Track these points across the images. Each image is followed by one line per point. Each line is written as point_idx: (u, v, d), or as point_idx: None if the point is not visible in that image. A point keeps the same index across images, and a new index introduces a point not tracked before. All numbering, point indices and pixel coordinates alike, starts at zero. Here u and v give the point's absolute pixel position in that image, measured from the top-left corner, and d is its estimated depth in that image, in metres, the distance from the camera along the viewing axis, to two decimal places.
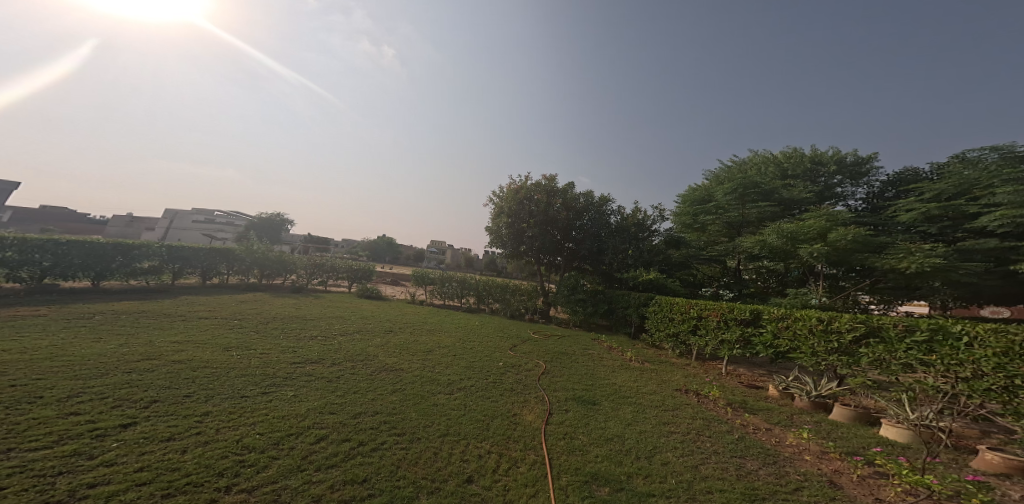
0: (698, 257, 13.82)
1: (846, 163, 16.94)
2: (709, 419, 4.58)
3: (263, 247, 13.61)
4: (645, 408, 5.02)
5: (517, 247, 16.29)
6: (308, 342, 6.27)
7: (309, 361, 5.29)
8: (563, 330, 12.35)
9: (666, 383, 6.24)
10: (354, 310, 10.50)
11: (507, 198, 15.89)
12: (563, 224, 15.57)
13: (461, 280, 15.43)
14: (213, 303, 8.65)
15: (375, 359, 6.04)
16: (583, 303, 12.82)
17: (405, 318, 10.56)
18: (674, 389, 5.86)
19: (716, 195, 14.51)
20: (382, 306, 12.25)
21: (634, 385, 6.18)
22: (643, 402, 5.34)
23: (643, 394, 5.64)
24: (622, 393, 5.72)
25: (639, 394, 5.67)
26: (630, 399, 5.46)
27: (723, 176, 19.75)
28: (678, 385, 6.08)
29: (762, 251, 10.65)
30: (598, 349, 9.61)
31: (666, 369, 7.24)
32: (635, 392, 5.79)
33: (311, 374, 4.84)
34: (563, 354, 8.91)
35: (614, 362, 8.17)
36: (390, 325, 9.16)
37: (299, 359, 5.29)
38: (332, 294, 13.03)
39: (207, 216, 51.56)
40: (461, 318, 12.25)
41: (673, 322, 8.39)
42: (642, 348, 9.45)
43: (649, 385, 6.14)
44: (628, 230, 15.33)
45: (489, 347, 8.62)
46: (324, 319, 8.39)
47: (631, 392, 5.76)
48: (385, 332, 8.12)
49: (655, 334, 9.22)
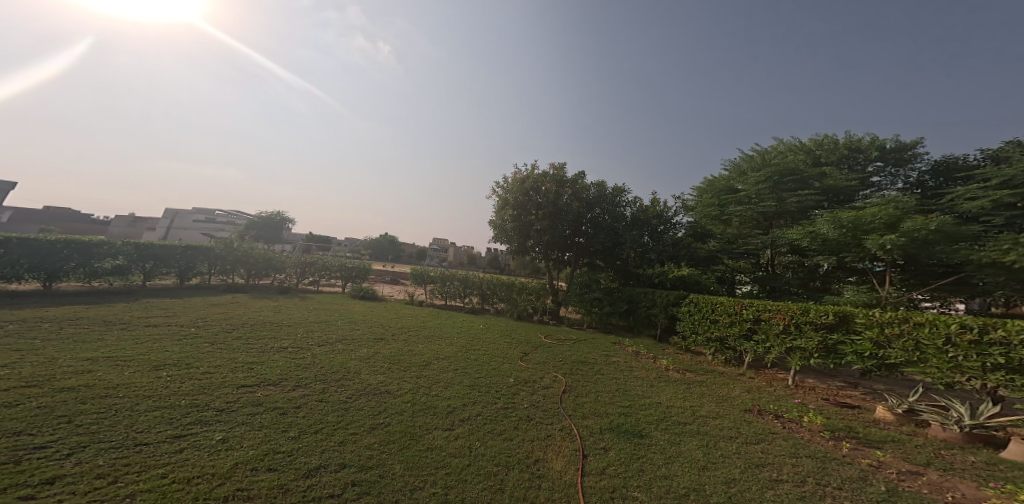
0: (727, 251, 12.49)
1: (887, 149, 15.47)
2: (819, 458, 3.29)
3: (246, 244, 12.38)
4: (715, 441, 3.73)
5: (525, 242, 14.99)
6: (268, 353, 5.01)
7: (266, 381, 4.10)
8: (577, 333, 11.05)
9: (727, 401, 4.94)
10: (343, 313, 9.26)
11: (514, 188, 14.58)
12: (576, 216, 14.29)
13: (464, 278, 14.15)
14: (174, 305, 7.39)
15: (355, 377, 4.79)
16: (600, 301, 11.51)
17: (401, 322, 9.28)
18: (742, 410, 4.60)
19: (745, 185, 13.14)
20: (376, 308, 10.96)
21: (687, 405, 4.89)
22: (709, 432, 4.05)
23: (704, 420, 4.34)
24: (674, 420, 4.40)
25: (697, 420, 4.36)
26: (687, 428, 4.15)
27: (746, 166, 18.33)
28: (745, 403, 4.82)
29: (811, 242, 9.33)
30: (623, 354, 8.32)
31: (714, 382, 5.96)
32: (690, 416, 4.49)
33: (262, 401, 3.66)
34: (585, 362, 7.62)
35: (647, 370, 6.88)
36: (382, 330, 7.91)
37: (250, 379, 4.07)
38: (322, 295, 11.80)
39: (207, 215, 50.77)
40: (464, 321, 10.96)
41: (716, 324, 7.08)
42: (674, 353, 8.13)
43: (706, 404, 4.85)
44: (649, 222, 14.00)
45: (496, 357, 7.33)
46: (302, 325, 7.14)
47: (686, 416, 4.46)
48: (373, 341, 6.85)
49: (691, 337, 7.90)
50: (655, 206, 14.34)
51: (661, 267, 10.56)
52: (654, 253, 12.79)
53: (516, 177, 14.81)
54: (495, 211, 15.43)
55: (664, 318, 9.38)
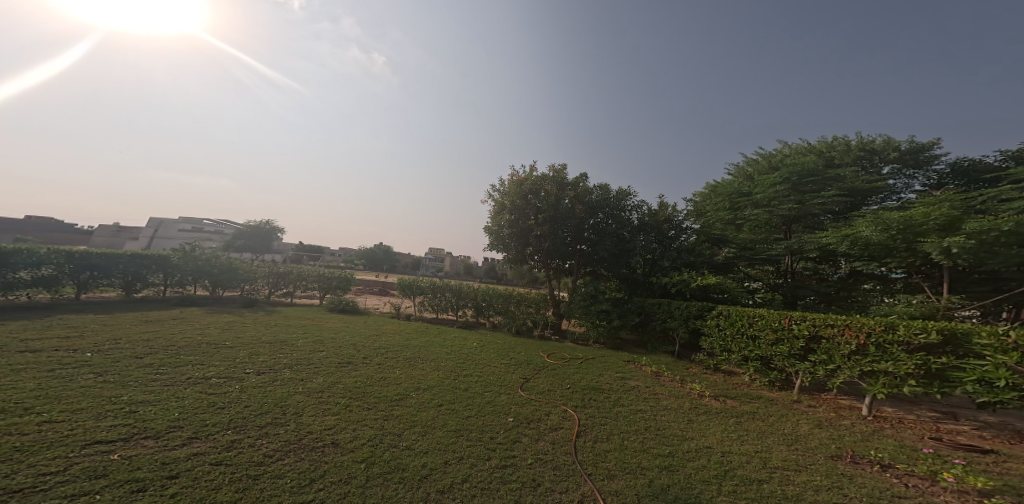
0: (746, 257, 11.29)
1: (906, 150, 13.93)
2: None
3: (210, 252, 11.06)
4: None
5: (522, 249, 13.76)
6: (174, 390, 3.66)
7: (126, 436, 2.71)
8: (583, 350, 9.75)
9: (800, 443, 3.88)
10: (313, 329, 7.91)
11: (511, 191, 13.40)
12: (579, 221, 13.10)
13: (456, 289, 12.86)
14: (94, 323, 6.06)
15: (286, 427, 3.43)
16: (608, 313, 10.21)
17: (379, 340, 7.91)
18: (828, 455, 3.60)
19: (760, 186, 11.99)
20: (355, 322, 9.59)
21: (750, 451, 3.77)
22: (798, 495, 3.01)
23: (783, 478, 3.24)
24: (739, 475, 3.32)
25: (774, 475, 3.30)
26: (771, 492, 3.05)
27: (754, 171, 17.10)
28: (827, 446, 3.79)
29: (849, 248, 8.08)
30: (642, 376, 7.00)
31: (771, 414, 4.73)
32: (762, 469, 3.42)
33: (98, 478, 2.29)
34: (598, 388, 6.30)
35: (678, 397, 5.56)
36: (352, 351, 6.56)
37: (109, 432, 2.75)
38: (294, 309, 10.44)
39: (195, 225, 49.27)
40: (455, 338, 9.62)
41: (757, 341, 5.81)
42: (703, 374, 6.83)
43: (775, 448, 3.79)
44: (658, 227, 12.81)
45: (490, 385, 6.02)
46: (251, 346, 5.81)
47: (757, 471, 3.38)
48: (334, 366, 5.48)
49: (721, 356, 6.65)
50: (665, 209, 13.15)
51: (676, 274, 9.25)
52: (668, 259, 11.57)
53: (512, 180, 13.66)
54: (491, 216, 14.23)
55: (685, 334, 8.11)
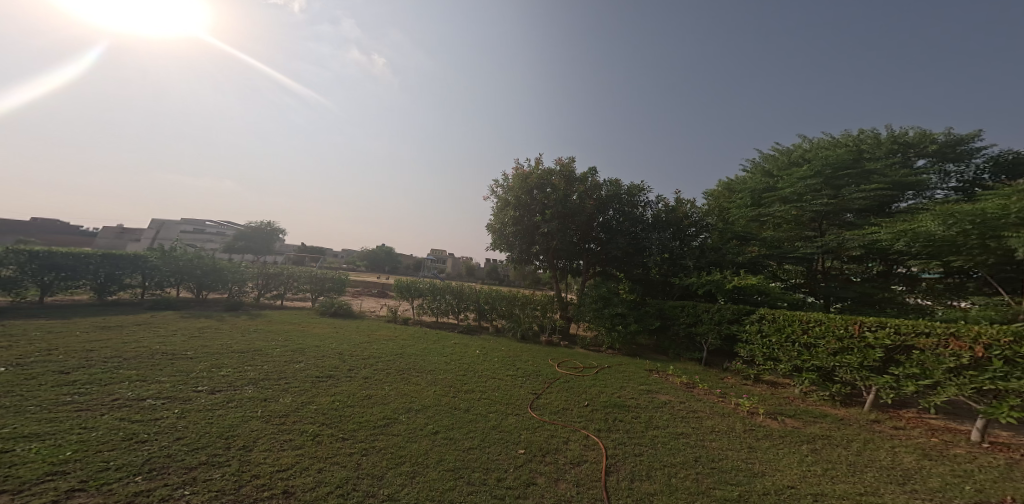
0: (778, 255, 10.07)
1: (942, 142, 12.46)
2: None
3: (193, 252, 10.28)
4: None
5: (528, 247, 12.86)
6: (82, 425, 2.80)
7: None
8: (596, 358, 8.82)
9: (918, 485, 2.99)
10: (297, 335, 7.08)
11: (516, 185, 12.52)
12: (589, 217, 12.17)
13: (457, 291, 11.99)
14: (36, 329, 5.24)
15: (223, 476, 2.56)
16: (624, 316, 9.23)
17: (369, 347, 7.05)
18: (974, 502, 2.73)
19: (787, 180, 10.95)
20: (346, 327, 8.74)
21: (851, 497, 2.88)
22: None
23: None
24: None
25: None
26: None
27: (771, 167, 15.96)
28: (960, 489, 2.89)
29: (906, 245, 7.07)
30: (671, 388, 6.09)
31: (851, 439, 3.81)
32: None
33: None
34: (623, 405, 5.39)
35: (724, 416, 4.64)
36: (336, 361, 5.71)
37: None
38: (281, 312, 9.61)
39: (196, 226, 48.87)
40: (456, 344, 8.74)
41: (816, 350, 4.89)
42: (743, 387, 5.90)
43: (889, 493, 2.90)
44: (677, 224, 11.67)
45: (496, 404, 5.14)
46: (216, 357, 4.98)
47: None
48: (310, 382, 4.60)
49: (766, 365, 5.72)
50: (682, 203, 12.08)
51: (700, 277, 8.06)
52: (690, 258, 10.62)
53: (517, 174, 12.79)
54: (494, 214, 13.35)
55: (716, 340, 7.16)
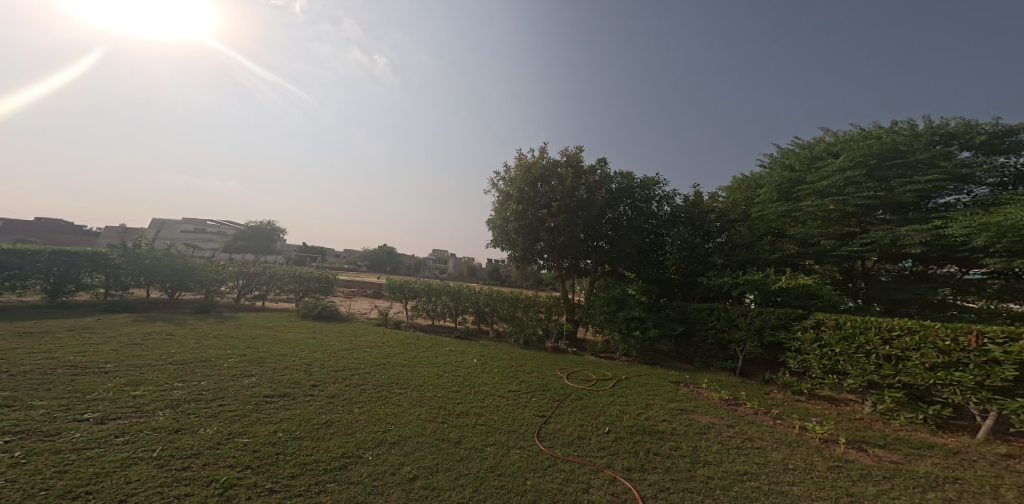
0: (815, 254, 8.90)
1: (990, 133, 11.02)
2: None
3: (161, 250, 9.35)
4: None
5: (532, 245, 11.81)
6: None
7: None
8: (610, 368, 7.75)
9: None
10: (263, 342, 6.08)
11: (519, 177, 11.46)
12: (599, 212, 11.11)
13: (454, 291, 10.98)
14: None
15: None
16: (641, 320, 8.15)
17: (346, 356, 6.04)
18: None
19: (821, 172, 9.77)
20: (326, 332, 7.75)
21: None
22: None
23: None
24: None
25: None
26: None
27: (792, 163, 14.65)
28: None
29: (988, 241, 5.94)
30: (710, 406, 5.01)
31: (996, 486, 2.77)
32: None
33: None
34: (653, 430, 4.33)
35: (793, 446, 3.57)
36: (299, 376, 4.69)
37: None
38: (257, 315, 8.65)
39: (197, 225, 48.44)
40: (451, 352, 7.71)
41: (905, 364, 3.80)
42: (797, 405, 4.81)
43: None
44: (699, 219, 10.51)
45: (493, 432, 4.11)
46: (145, 370, 4.00)
47: None
48: (252, 405, 3.56)
49: (826, 380, 4.62)
50: (701, 195, 10.97)
51: (734, 277, 6.98)
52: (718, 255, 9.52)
53: (520, 165, 11.73)
54: (495, 209, 12.30)
55: (756, 348, 6.08)
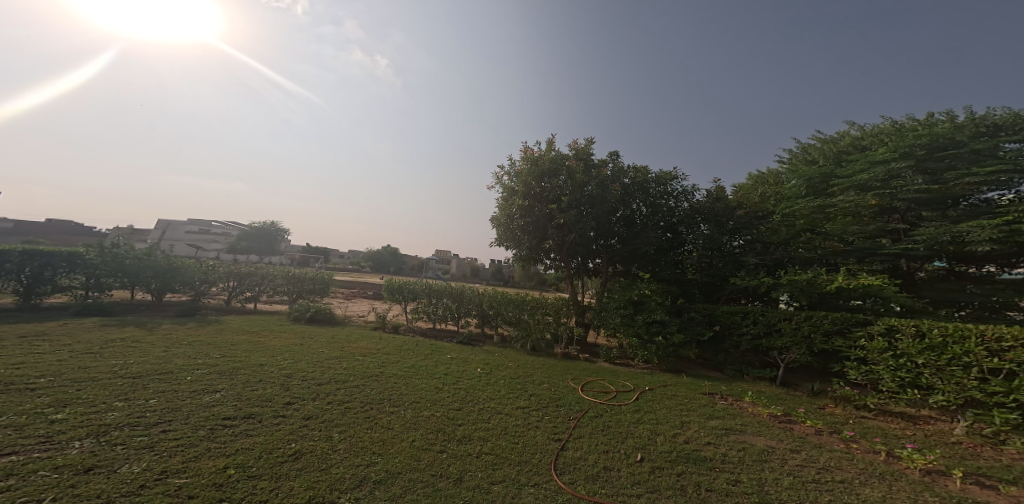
0: (857, 253, 8.06)
1: None
2: None
3: (143, 250, 8.74)
4: None
5: (541, 243, 11.08)
6: None
7: None
8: (628, 377, 7.03)
9: None
10: (241, 350, 5.42)
11: (526, 170, 10.71)
12: (612, 207, 10.35)
13: (457, 293, 10.31)
14: None
15: None
16: (663, 325, 7.40)
17: (334, 366, 5.37)
18: None
19: (860, 164, 8.91)
20: (316, 337, 7.09)
21: None
22: None
23: None
24: None
25: None
26: None
27: (816, 158, 13.73)
28: None
29: None
30: (760, 426, 4.37)
31: None
32: None
33: None
34: (698, 458, 3.65)
35: (890, 480, 3.02)
36: (272, 392, 4.00)
37: None
38: (245, 319, 8.02)
39: (201, 226, 48.32)
40: (453, 360, 7.03)
41: (1022, 380, 3.32)
42: (866, 423, 4.23)
43: None
44: (723, 214, 9.70)
45: (507, 467, 3.45)
46: (89, 385, 3.35)
47: None
48: (203, 432, 2.88)
49: (907, 397, 4.12)
50: (723, 188, 10.19)
51: (776, 279, 6.22)
52: (750, 254, 8.67)
53: (527, 157, 10.95)
54: (500, 205, 11.56)
55: (805, 356, 5.44)
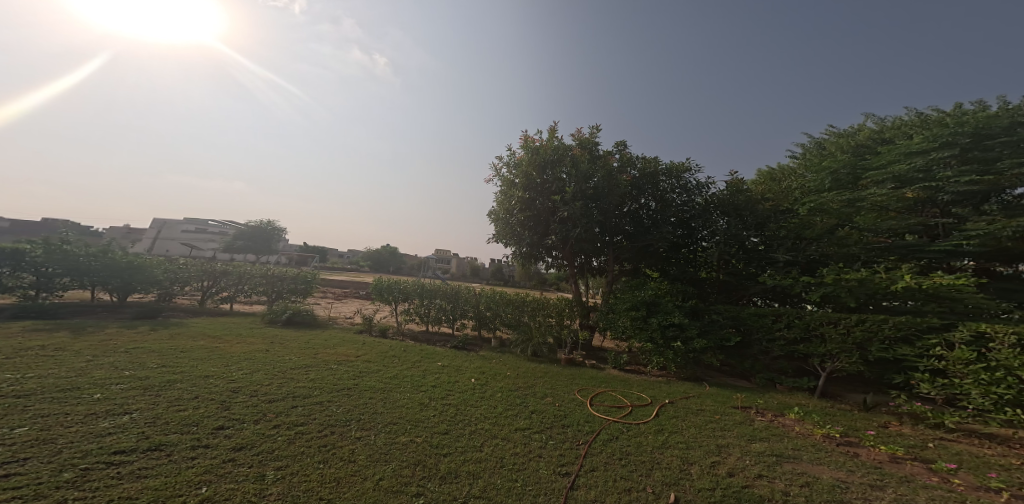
0: (901, 250, 7.13)
1: None
2: None
3: (103, 246, 7.92)
4: None
5: (543, 238, 10.21)
6: None
7: None
8: (642, 387, 6.17)
9: None
10: (187, 358, 4.58)
11: (527, 159, 9.84)
12: (621, 199, 9.47)
13: (451, 293, 9.49)
14: None
15: None
16: (681, 328, 6.54)
17: (298, 378, 4.55)
18: None
19: (894, 154, 8.07)
20: (288, 343, 6.27)
21: None
22: None
23: None
24: None
25: None
26: None
27: (833, 151, 12.79)
28: None
29: None
30: (817, 450, 3.53)
31: None
32: None
33: None
34: (753, 500, 2.83)
35: None
36: (204, 412, 3.19)
37: None
38: (213, 321, 7.20)
39: (198, 225, 47.68)
40: (444, 368, 6.20)
41: None
42: (955, 447, 3.40)
43: None
44: (745, 207, 8.79)
45: None
46: None
47: None
48: (65, 476, 2.07)
49: (1004, 419, 3.35)
50: (741, 179, 9.34)
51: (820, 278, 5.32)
52: (780, 250, 7.75)
53: (529, 145, 10.07)
54: (498, 198, 10.70)
55: (857, 365, 4.56)
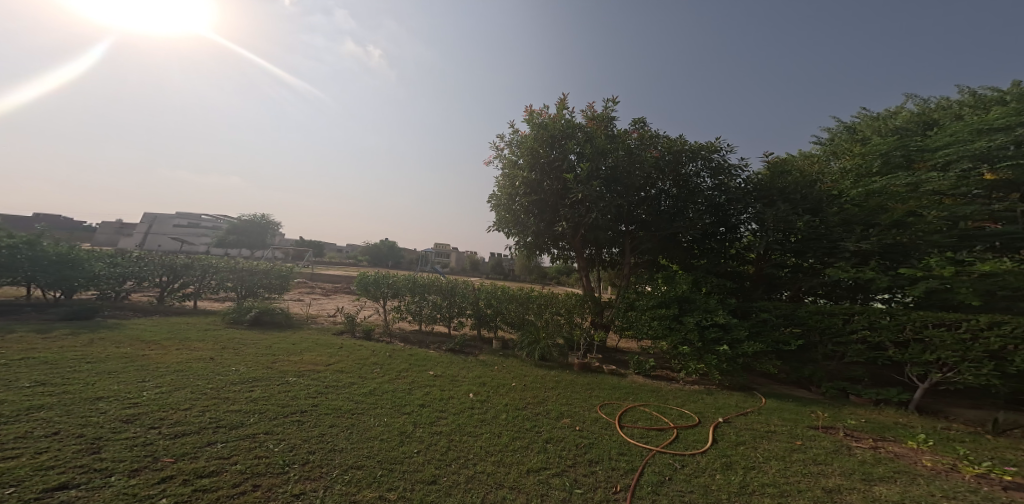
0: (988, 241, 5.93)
1: None
2: None
3: (32, 234, 6.64)
4: None
5: (551, 226, 9.03)
6: None
7: None
8: (679, 400, 5.07)
9: None
10: (85, 373, 3.41)
11: (533, 135, 8.61)
12: (645, 180, 8.27)
13: (446, 287, 8.33)
14: None
15: None
16: (723, 329, 5.40)
17: (235, 399, 3.41)
18: None
19: (958, 131, 6.53)
20: (244, 348, 5.13)
21: None
22: None
23: None
24: None
25: None
26: None
27: (867, 134, 11.47)
28: None
29: None
30: None
31: None
32: None
33: None
34: None
35: None
36: (44, 460, 2.08)
37: None
38: (164, 321, 6.09)
39: (190, 218, 46.36)
40: (435, 379, 5.09)
41: None
42: None
43: None
44: (787, 190, 7.62)
45: None
46: None
47: None
48: None
49: None
50: (784, 158, 8.14)
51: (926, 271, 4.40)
52: (836, 236, 6.61)
53: (535, 119, 8.84)
54: (499, 182, 9.50)
55: (987, 379, 3.80)
